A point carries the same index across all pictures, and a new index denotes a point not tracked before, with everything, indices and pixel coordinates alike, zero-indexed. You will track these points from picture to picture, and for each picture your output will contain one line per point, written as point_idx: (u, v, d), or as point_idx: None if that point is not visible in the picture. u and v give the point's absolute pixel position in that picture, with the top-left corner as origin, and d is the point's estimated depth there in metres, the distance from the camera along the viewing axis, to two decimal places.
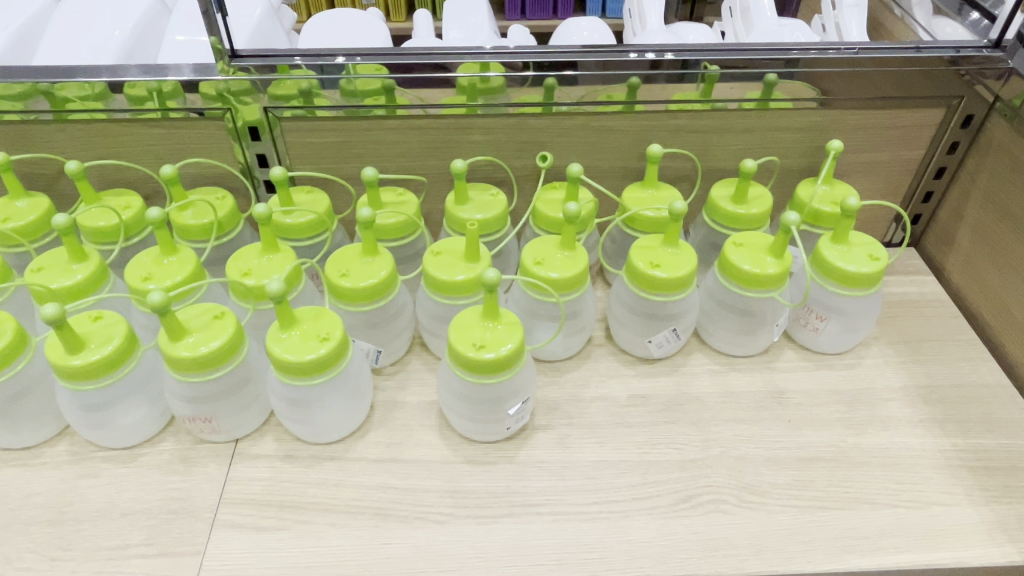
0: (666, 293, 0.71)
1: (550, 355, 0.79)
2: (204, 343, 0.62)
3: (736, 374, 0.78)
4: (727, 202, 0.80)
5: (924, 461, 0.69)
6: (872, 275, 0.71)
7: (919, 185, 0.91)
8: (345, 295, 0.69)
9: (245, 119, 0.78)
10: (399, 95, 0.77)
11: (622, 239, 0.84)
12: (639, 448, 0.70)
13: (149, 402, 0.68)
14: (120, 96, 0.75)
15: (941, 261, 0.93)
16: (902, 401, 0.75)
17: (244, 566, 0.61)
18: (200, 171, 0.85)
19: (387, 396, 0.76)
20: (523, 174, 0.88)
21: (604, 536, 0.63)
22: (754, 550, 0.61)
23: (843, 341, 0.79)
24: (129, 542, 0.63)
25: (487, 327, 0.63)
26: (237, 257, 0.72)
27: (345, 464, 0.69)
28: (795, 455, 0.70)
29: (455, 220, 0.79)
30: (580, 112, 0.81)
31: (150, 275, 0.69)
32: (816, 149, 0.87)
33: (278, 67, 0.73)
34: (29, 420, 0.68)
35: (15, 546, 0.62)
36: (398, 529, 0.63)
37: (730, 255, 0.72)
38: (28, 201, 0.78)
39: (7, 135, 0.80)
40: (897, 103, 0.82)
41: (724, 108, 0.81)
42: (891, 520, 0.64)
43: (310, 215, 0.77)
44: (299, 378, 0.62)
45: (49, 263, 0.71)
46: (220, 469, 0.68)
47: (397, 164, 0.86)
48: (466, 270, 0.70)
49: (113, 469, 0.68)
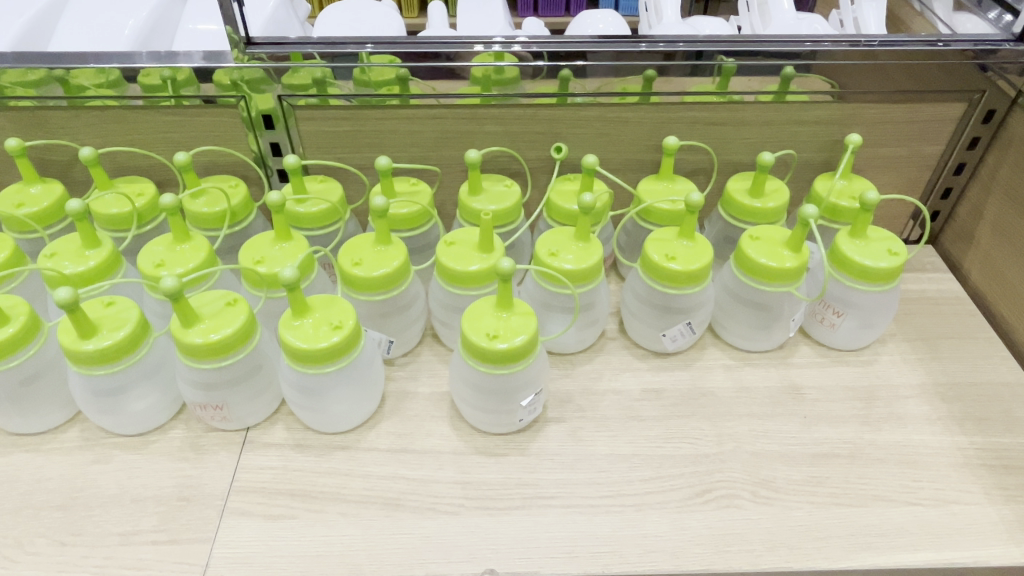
0: (681, 285, 0.70)
1: (563, 348, 0.78)
2: (216, 330, 0.61)
3: (751, 369, 0.77)
4: (744, 196, 0.79)
5: (942, 459, 0.68)
6: (891, 270, 0.70)
7: (938, 181, 0.90)
8: (358, 284, 0.69)
9: (259, 108, 0.78)
10: (413, 85, 0.77)
11: (636, 232, 0.84)
12: (652, 441, 0.69)
13: (160, 389, 0.68)
14: (134, 85, 0.75)
15: (960, 258, 0.92)
16: (920, 398, 0.74)
17: (254, 554, 0.60)
18: (213, 159, 0.85)
19: (399, 386, 0.75)
20: (537, 166, 0.88)
21: (617, 530, 0.62)
22: (769, 545, 0.61)
23: (860, 337, 0.78)
24: (139, 528, 0.62)
25: (501, 317, 0.63)
26: (250, 245, 0.71)
27: (356, 453, 0.68)
28: (811, 450, 0.69)
29: (468, 211, 0.78)
30: (595, 104, 0.81)
31: (163, 262, 0.69)
32: (833, 143, 0.86)
33: (292, 56, 0.72)
34: (40, 405, 0.68)
35: (27, 530, 0.62)
36: (409, 519, 0.63)
37: (746, 249, 0.72)
38: (41, 187, 0.78)
39: (22, 120, 0.80)
40: (917, 98, 0.81)
41: (741, 100, 0.81)
42: (908, 518, 0.63)
43: (323, 204, 0.77)
44: (312, 367, 0.62)
45: (62, 249, 0.71)
46: (230, 457, 0.68)
47: (411, 154, 0.85)
48: (480, 260, 0.70)
49: (124, 456, 0.68)
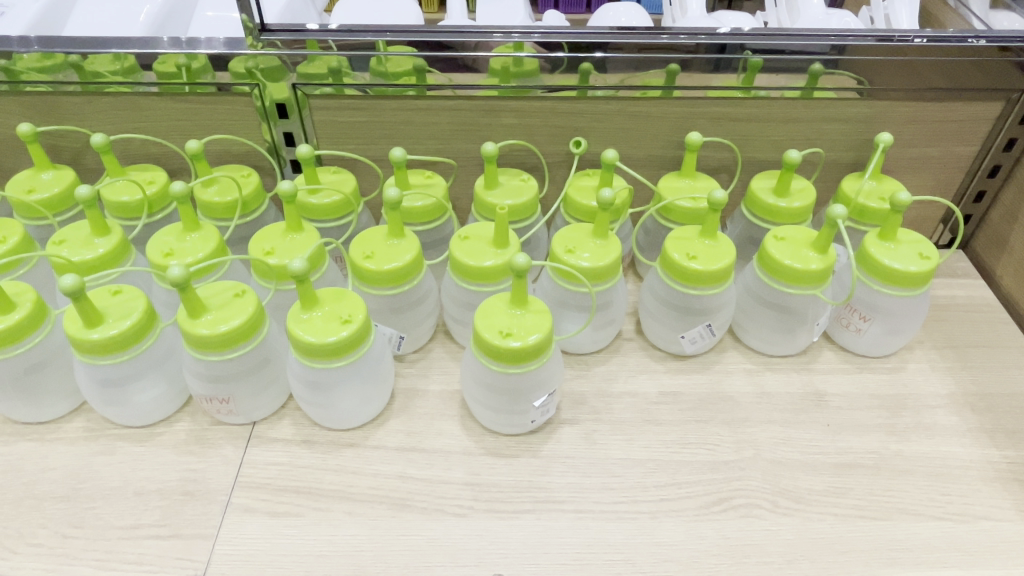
0: (702, 286, 0.68)
1: (577, 348, 0.76)
2: (223, 321, 0.60)
3: (772, 374, 0.75)
4: (768, 194, 0.77)
5: (972, 472, 0.65)
6: (922, 274, 0.67)
7: (972, 183, 0.87)
8: (369, 277, 0.67)
9: (273, 97, 0.77)
10: (430, 76, 0.75)
11: (656, 230, 0.82)
12: (669, 446, 0.67)
13: (166, 380, 0.67)
14: (150, 72, 0.75)
15: (992, 264, 0.88)
16: (949, 409, 0.71)
17: (257, 552, 0.59)
18: (226, 148, 0.84)
19: (409, 384, 0.74)
20: (555, 161, 0.86)
21: (630, 537, 0.60)
22: (789, 558, 0.58)
23: (887, 344, 0.75)
24: (142, 522, 0.61)
25: (514, 314, 0.61)
26: (261, 236, 0.70)
27: (363, 451, 0.67)
28: (834, 460, 0.66)
29: (483, 204, 0.76)
30: (616, 97, 0.78)
31: (172, 251, 0.68)
32: (863, 142, 0.83)
33: (308, 43, 0.70)
34: (45, 394, 0.67)
35: (28, 521, 0.61)
36: (417, 521, 0.61)
37: (770, 249, 0.69)
38: (53, 173, 0.77)
39: (36, 105, 0.79)
40: (951, 95, 0.78)
41: (767, 96, 0.78)
42: (936, 533, 0.60)
43: (337, 195, 0.75)
44: (321, 361, 0.60)
45: (71, 236, 0.69)
46: (236, 451, 0.67)
47: (427, 147, 0.83)
48: (494, 256, 0.68)
49: (129, 448, 0.67)
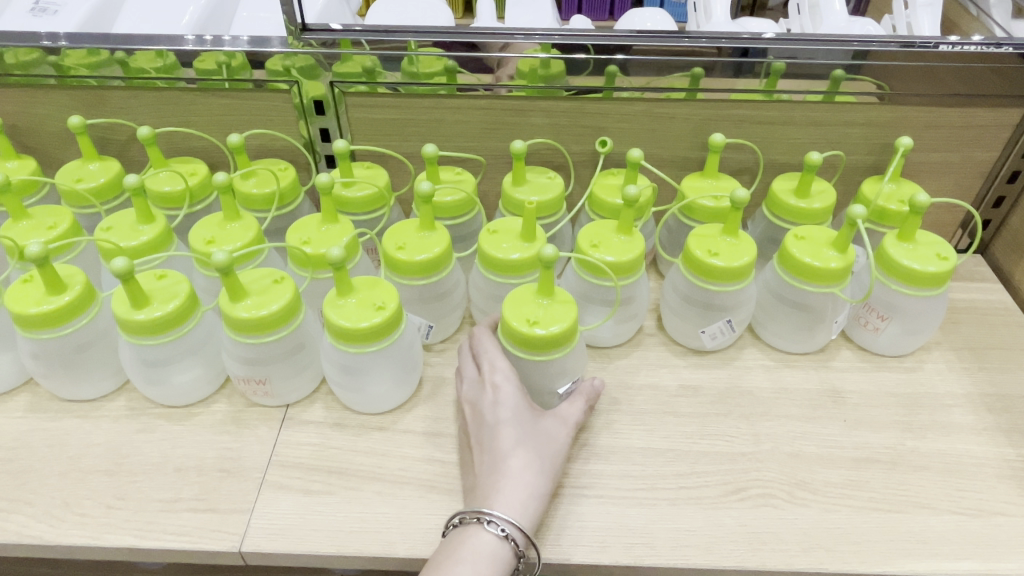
0: (723, 283, 0.70)
1: (600, 341, 0.78)
2: (263, 306, 0.63)
3: (791, 371, 0.76)
4: (790, 196, 0.79)
5: (987, 469, 0.67)
6: (939, 275, 0.69)
7: (991, 188, 0.88)
8: (402, 268, 0.70)
9: (310, 94, 0.79)
10: (460, 76, 0.78)
11: (678, 229, 0.84)
12: (687, 437, 0.69)
13: (204, 362, 0.70)
14: (190, 70, 0.79)
15: (1009, 269, 0.89)
16: (966, 408, 0.72)
17: (290, 526, 0.61)
18: (264, 143, 0.87)
19: (436, 372, 0.76)
20: (581, 160, 0.88)
21: (650, 523, 0.62)
22: (804, 546, 0.60)
23: (904, 343, 0.76)
24: (181, 496, 0.64)
25: (542, 304, 0.63)
26: (297, 227, 0.73)
27: (392, 435, 0.69)
28: (851, 455, 0.68)
29: (511, 201, 0.79)
30: (642, 99, 0.81)
31: (213, 239, 0.71)
32: (883, 146, 0.84)
33: (341, 43, 0.74)
34: (90, 373, 0.70)
35: (75, 492, 0.64)
36: (444, 501, 0.63)
37: (790, 247, 0.71)
38: (99, 165, 0.81)
39: (84, 99, 0.83)
40: (971, 102, 0.79)
41: (790, 100, 0.80)
42: (950, 526, 0.62)
43: (370, 189, 0.78)
44: (355, 345, 0.63)
45: (118, 224, 0.73)
46: (270, 432, 0.69)
47: (457, 144, 0.86)
48: (522, 249, 0.70)
49: (169, 426, 0.70)
